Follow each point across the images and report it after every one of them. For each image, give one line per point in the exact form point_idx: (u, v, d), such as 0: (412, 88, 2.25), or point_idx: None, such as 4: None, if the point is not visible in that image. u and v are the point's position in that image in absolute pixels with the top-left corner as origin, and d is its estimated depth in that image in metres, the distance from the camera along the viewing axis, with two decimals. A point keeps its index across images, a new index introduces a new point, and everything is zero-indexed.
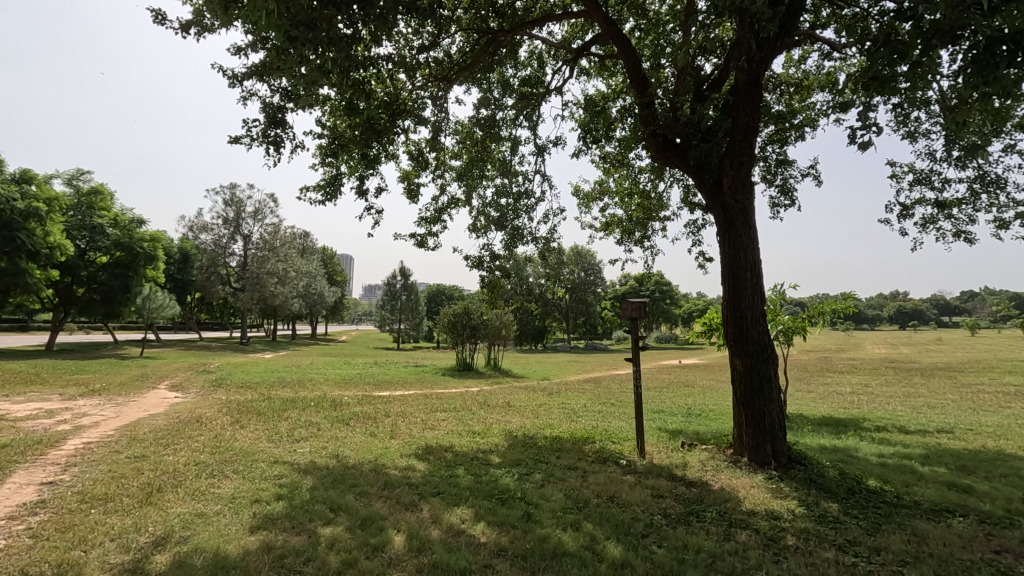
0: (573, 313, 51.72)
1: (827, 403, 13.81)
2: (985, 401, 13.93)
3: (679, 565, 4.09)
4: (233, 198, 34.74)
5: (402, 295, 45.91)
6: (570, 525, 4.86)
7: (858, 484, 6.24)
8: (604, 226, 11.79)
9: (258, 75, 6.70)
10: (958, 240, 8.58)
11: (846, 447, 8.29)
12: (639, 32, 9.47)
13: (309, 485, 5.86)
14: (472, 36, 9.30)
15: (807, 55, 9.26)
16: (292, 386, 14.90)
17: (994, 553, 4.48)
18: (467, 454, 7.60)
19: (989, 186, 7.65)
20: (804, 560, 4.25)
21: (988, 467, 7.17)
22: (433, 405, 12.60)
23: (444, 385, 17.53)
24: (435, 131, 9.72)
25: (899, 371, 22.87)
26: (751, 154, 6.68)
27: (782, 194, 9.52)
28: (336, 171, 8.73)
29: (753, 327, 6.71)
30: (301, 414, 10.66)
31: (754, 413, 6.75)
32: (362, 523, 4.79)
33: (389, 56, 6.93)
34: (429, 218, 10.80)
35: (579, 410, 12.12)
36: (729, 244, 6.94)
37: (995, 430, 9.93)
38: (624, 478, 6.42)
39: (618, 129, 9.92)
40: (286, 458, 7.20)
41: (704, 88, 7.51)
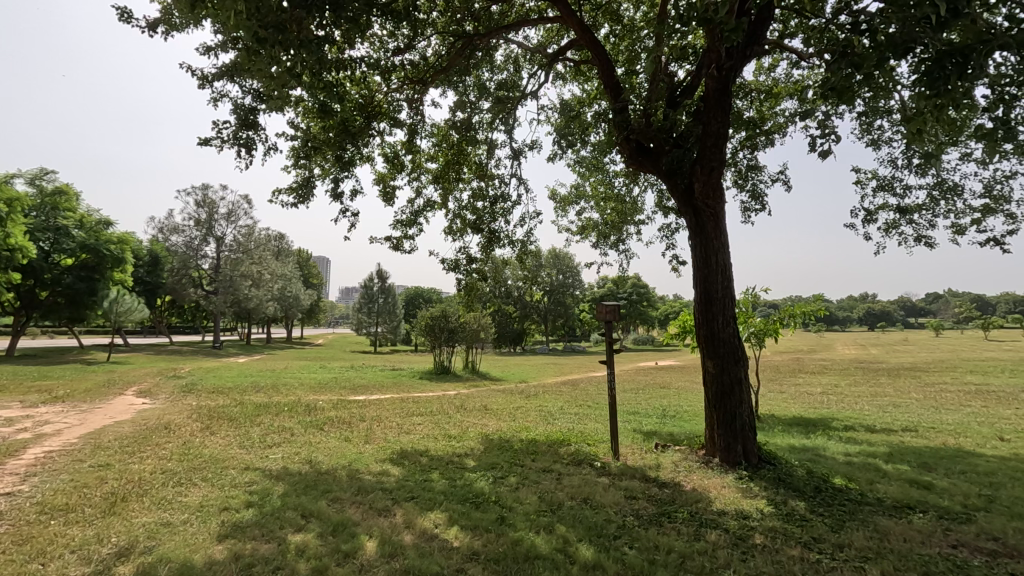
0: (551, 315, 52.08)
1: (797, 404, 14.09)
2: (948, 400, 14.41)
3: (650, 566, 4.15)
4: (205, 199, 34.05)
5: (379, 298, 45.73)
6: (544, 527, 4.89)
7: (824, 483, 6.40)
8: (580, 230, 11.90)
9: (228, 75, 6.59)
10: (919, 244, 8.87)
11: (814, 447, 8.47)
12: (613, 38, 9.56)
13: (281, 492, 5.77)
14: (447, 39, 9.29)
15: (776, 63, 9.45)
16: (266, 391, 14.61)
17: (951, 547, 4.65)
18: (443, 458, 7.58)
19: (947, 193, 7.92)
20: (771, 558, 4.34)
21: (948, 464, 7.42)
22: (409, 409, 12.51)
23: (420, 389, 17.45)
24: (410, 133, 9.69)
25: (867, 371, 23.57)
26: (722, 160, 6.83)
27: (753, 199, 9.71)
28: (309, 173, 8.64)
29: (725, 329, 6.83)
30: (275, 419, 10.51)
31: (726, 413, 6.87)
32: (334, 529, 4.75)
33: (363, 58, 6.91)
34: (404, 221, 10.78)
35: (555, 412, 12.14)
36: (700, 248, 7.06)
37: (955, 428, 10.28)
38: (599, 479, 6.48)
39: (592, 134, 10.03)
40: (257, 464, 7.07)
41: (677, 94, 7.60)
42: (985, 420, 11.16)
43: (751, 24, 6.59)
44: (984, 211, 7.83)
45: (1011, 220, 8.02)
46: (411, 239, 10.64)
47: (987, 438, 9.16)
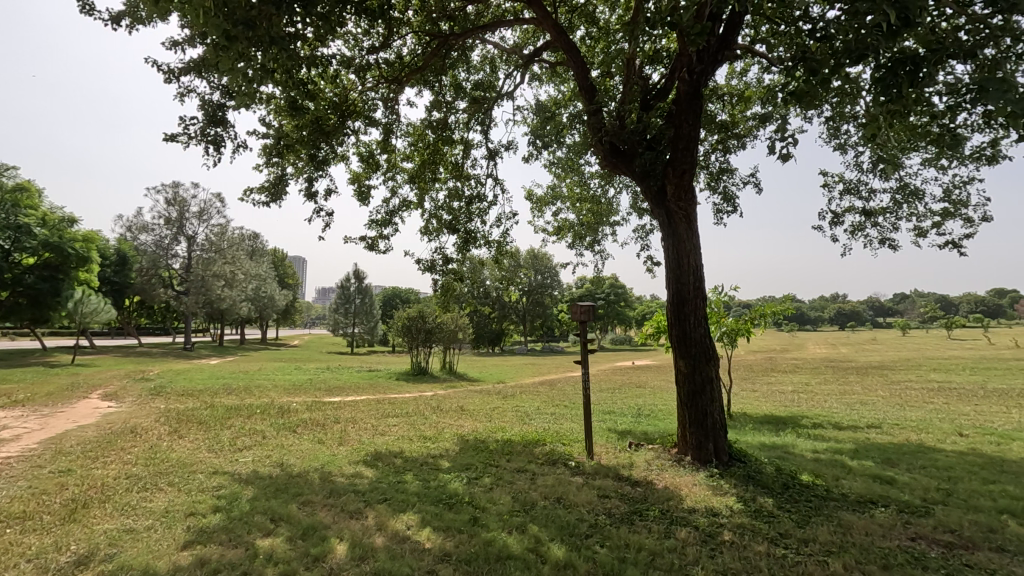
0: (530, 316, 52.18)
1: (769, 402, 14.36)
2: (912, 397, 14.88)
3: (620, 564, 4.18)
4: (175, 198, 33.24)
5: (356, 299, 45.35)
6: (517, 527, 4.90)
7: (792, 479, 6.53)
8: (556, 230, 11.99)
9: (196, 70, 6.43)
10: (883, 247, 9.12)
11: (784, 444, 8.66)
12: (589, 40, 9.61)
13: (250, 495, 5.68)
14: (423, 38, 9.24)
15: (748, 68, 9.64)
16: (238, 393, 14.36)
17: (910, 540, 4.79)
18: (417, 459, 7.54)
19: (909, 197, 8.18)
20: (738, 554, 4.42)
21: (910, 459, 7.66)
22: (385, 410, 12.41)
23: (397, 390, 17.36)
24: (386, 133, 9.62)
25: (838, 369, 24.17)
26: (693, 163, 6.94)
27: (725, 202, 9.87)
28: (282, 172, 8.51)
29: (697, 329, 6.93)
30: (245, 421, 10.32)
31: (697, 412, 6.98)
32: (304, 533, 4.69)
33: (336, 56, 6.82)
34: (380, 220, 10.69)
35: (532, 413, 12.19)
36: (673, 248, 7.15)
37: (917, 424, 10.61)
38: (572, 479, 6.52)
39: (567, 136, 10.10)
40: (226, 468, 6.94)
41: (650, 97, 7.73)
42: (946, 416, 11.55)
43: (722, 29, 6.70)
44: (944, 215, 8.09)
45: (969, 224, 8.30)
46: (386, 240, 10.56)
47: (947, 434, 9.48)
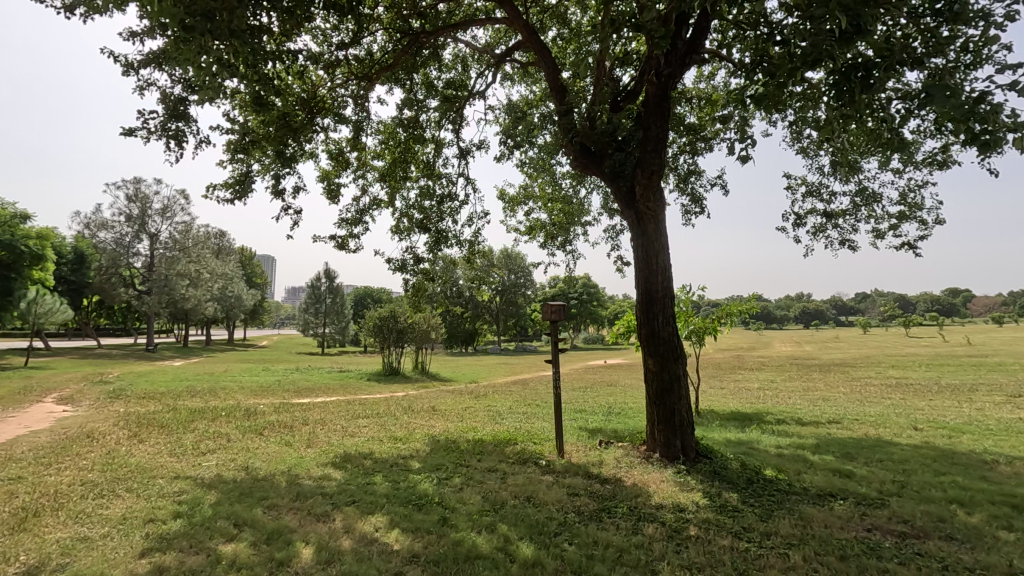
0: (503, 315, 52.21)
1: (736, 399, 14.69)
2: (871, 393, 15.43)
3: (588, 561, 4.22)
4: (137, 194, 32.16)
5: (327, 299, 44.75)
6: (486, 527, 4.90)
7: (756, 474, 6.70)
8: (528, 230, 12.04)
9: (157, 63, 6.23)
10: (843, 248, 9.43)
11: (749, 440, 8.87)
12: (560, 40, 9.65)
13: (213, 500, 5.53)
14: (394, 35, 9.15)
15: (715, 72, 9.82)
16: (203, 395, 13.99)
17: (866, 531, 4.95)
18: (387, 460, 7.46)
19: (868, 200, 8.47)
20: (703, 549, 4.50)
21: (868, 453, 7.93)
22: (355, 411, 12.24)
23: (368, 390, 17.16)
24: (356, 130, 9.50)
25: (801, 367, 24.87)
26: (661, 164, 7.02)
27: (693, 202, 10.04)
28: (247, 169, 8.32)
29: (665, 328, 7.03)
30: (210, 424, 10.06)
31: (665, 410, 7.09)
32: (269, 537, 4.59)
33: (303, 51, 6.70)
34: (350, 219, 10.56)
35: (504, 412, 12.21)
36: (642, 248, 7.23)
37: (876, 419, 11.00)
38: (543, 478, 6.54)
39: (539, 136, 10.14)
40: (189, 472, 6.75)
41: (619, 99, 7.84)
42: (902, 411, 12.00)
43: (690, 33, 6.83)
44: (900, 217, 8.40)
45: (924, 226, 8.64)
46: (357, 239, 10.44)
47: (903, 428, 9.86)
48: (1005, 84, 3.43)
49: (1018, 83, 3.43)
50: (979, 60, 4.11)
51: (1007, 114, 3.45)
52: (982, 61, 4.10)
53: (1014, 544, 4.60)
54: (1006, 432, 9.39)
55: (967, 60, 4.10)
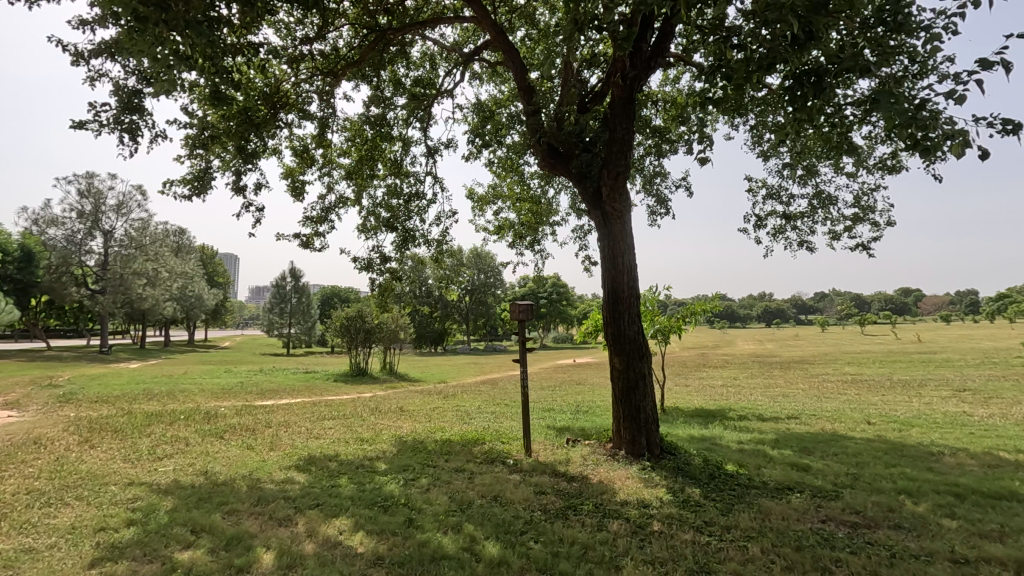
0: (473, 315, 52.05)
1: (700, 396, 14.99)
2: (828, 389, 16.00)
3: (553, 559, 4.25)
4: (90, 189, 30.89)
5: (292, 298, 43.89)
6: (452, 527, 4.88)
7: (717, 469, 6.87)
8: (497, 229, 12.06)
9: (109, 53, 5.99)
10: (801, 249, 9.75)
11: (712, 436, 9.08)
12: (529, 41, 9.67)
13: (169, 507, 5.36)
14: (360, 31, 9.02)
15: (681, 76, 10.00)
16: (160, 398, 13.51)
17: (821, 523, 5.13)
18: (353, 462, 7.36)
19: (824, 203, 8.77)
20: (665, 544, 4.59)
21: (824, 447, 8.22)
22: (320, 413, 12.03)
23: (334, 391, 16.87)
24: (321, 127, 9.34)
25: (762, 364, 25.60)
26: (627, 165, 7.11)
27: (659, 204, 10.21)
28: (206, 165, 8.08)
29: (631, 328, 7.12)
30: (167, 429, 9.72)
31: (630, 407, 7.19)
32: (228, 543, 4.47)
33: (265, 45, 6.54)
34: (315, 217, 10.37)
35: (472, 412, 12.17)
36: (609, 248, 7.33)
37: (832, 414, 11.40)
38: (510, 477, 6.56)
39: (507, 135, 10.15)
40: (144, 478, 6.53)
41: (587, 101, 7.92)
42: (857, 406, 12.47)
43: (655, 37, 6.95)
44: (854, 220, 8.73)
45: (876, 228, 9.01)
46: (322, 237, 10.25)
47: (857, 422, 10.26)
48: (946, 92, 3.59)
49: (957, 91, 3.61)
50: (924, 69, 4.31)
51: (948, 121, 3.61)
52: (926, 70, 4.30)
53: (956, 530, 4.85)
54: (952, 424, 9.88)
55: (913, 70, 4.29)
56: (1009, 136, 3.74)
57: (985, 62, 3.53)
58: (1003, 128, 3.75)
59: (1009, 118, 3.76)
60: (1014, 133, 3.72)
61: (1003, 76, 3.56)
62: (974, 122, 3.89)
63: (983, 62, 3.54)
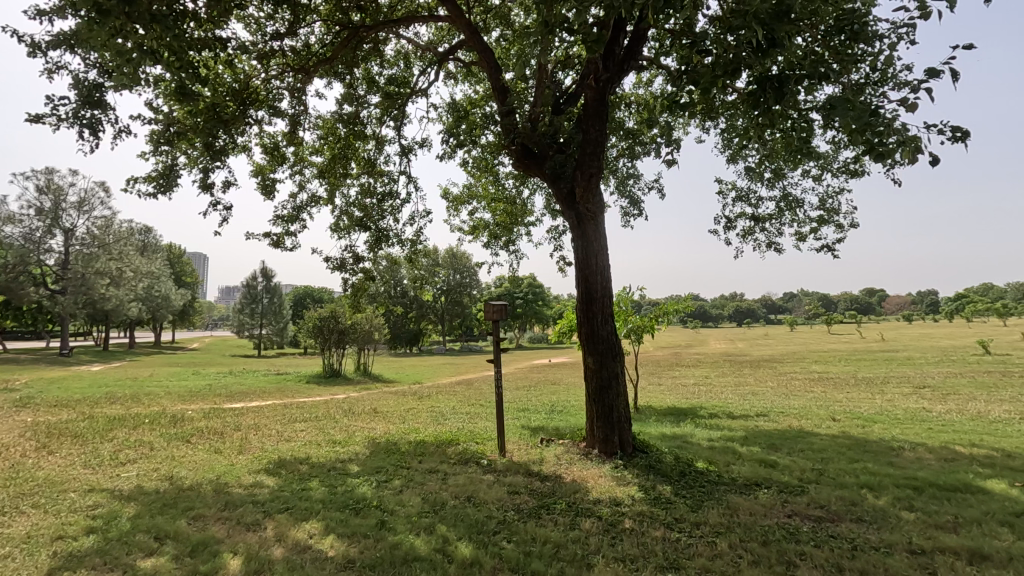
0: (448, 315, 51.77)
1: (673, 395, 15.21)
2: (796, 387, 16.39)
3: (525, 558, 4.27)
4: (49, 185, 29.77)
5: (264, 298, 43.06)
6: (424, 529, 4.85)
7: (688, 467, 6.99)
8: (471, 230, 12.03)
9: (68, 46, 5.77)
10: (769, 251, 9.97)
11: (683, 434, 9.22)
12: (504, 41, 9.67)
13: (132, 513, 5.20)
14: (333, 28, 8.89)
15: (653, 78, 10.14)
16: (124, 402, 13.10)
17: (787, 517, 5.25)
18: (324, 465, 7.25)
19: (791, 205, 9.00)
20: (636, 541, 4.64)
21: (791, 444, 8.42)
22: (292, 415, 11.82)
23: (307, 393, 16.61)
24: (292, 125, 9.17)
25: (733, 364, 26.12)
26: (600, 166, 7.17)
27: (632, 206, 10.33)
28: (172, 161, 7.87)
29: (604, 328, 7.18)
30: (131, 433, 9.43)
31: (604, 406, 7.25)
32: (193, 550, 4.36)
33: (234, 40, 6.39)
34: (286, 216, 10.19)
35: (447, 413, 12.12)
36: (582, 249, 7.38)
37: (799, 411, 11.70)
38: (484, 477, 6.55)
39: (482, 135, 10.14)
40: (105, 484, 6.32)
41: (561, 102, 7.97)
42: (823, 403, 12.82)
43: (628, 40, 7.04)
44: (820, 222, 8.97)
45: (841, 230, 9.26)
46: (293, 237, 10.08)
47: (822, 419, 10.54)
48: (899, 100, 3.74)
49: (910, 99, 3.75)
50: (883, 77, 4.46)
51: (901, 127, 3.75)
52: (887, 78, 4.45)
53: (914, 522, 5.02)
54: (911, 420, 10.23)
55: (874, 77, 4.44)
56: (959, 143, 3.89)
57: (936, 71, 3.68)
58: (953, 135, 3.91)
59: (958, 125, 3.91)
60: (962, 140, 3.88)
61: (952, 85, 3.71)
62: (927, 129, 4.04)
63: (933, 71, 3.69)
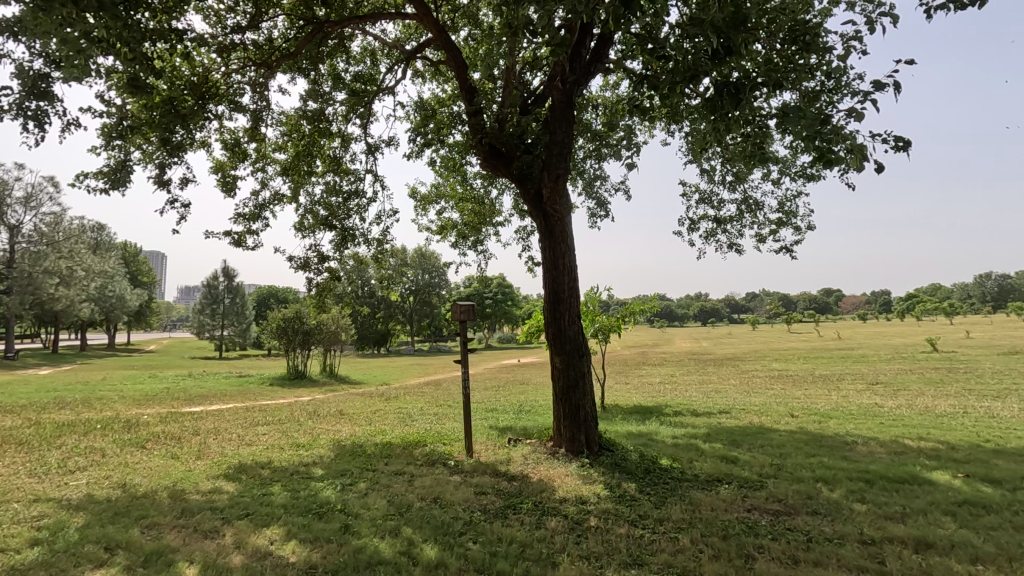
0: (417, 315, 51.31)
1: (639, 393, 15.43)
2: (758, 385, 16.86)
3: (491, 558, 4.27)
4: None
5: (225, 298, 41.81)
6: (389, 532, 4.79)
7: (652, 464, 7.10)
8: (439, 229, 11.95)
9: (10, 34, 5.48)
10: (731, 252, 10.21)
11: (649, 432, 9.37)
12: (472, 41, 9.65)
13: (80, 523, 4.98)
14: (297, 22, 8.71)
15: (619, 81, 10.28)
16: (74, 407, 12.53)
17: (746, 512, 5.39)
18: (287, 469, 7.10)
19: (751, 208, 9.24)
20: (601, 538, 4.70)
21: (751, 440, 8.66)
22: (254, 419, 11.52)
23: (270, 396, 16.20)
24: (254, 120, 8.94)
25: (698, 362, 26.71)
26: (566, 167, 7.22)
27: (599, 207, 10.44)
28: (125, 157, 7.57)
29: (571, 328, 7.23)
30: (81, 439, 9.02)
31: (571, 405, 7.31)
32: (146, 560, 4.21)
33: (191, 32, 6.18)
34: (247, 214, 9.93)
35: (414, 414, 12.03)
36: (549, 250, 7.41)
37: (760, 408, 12.02)
38: (450, 478, 6.52)
39: (450, 135, 10.08)
40: (52, 494, 6.03)
41: (529, 103, 8.01)
42: (783, 400, 13.21)
43: (594, 44, 7.12)
44: (778, 224, 9.24)
45: (799, 232, 9.56)
46: (255, 235, 9.82)
47: (781, 416, 10.85)
48: (847, 110, 3.90)
49: (857, 110, 3.91)
50: (836, 86, 4.63)
51: (850, 135, 3.90)
52: (839, 87, 4.62)
53: (865, 513, 5.22)
54: (864, 416, 10.63)
55: (826, 86, 4.60)
56: (900, 152, 4.08)
57: (882, 83, 3.85)
58: (896, 144, 4.10)
59: (901, 136, 4.10)
60: (904, 150, 4.07)
61: (895, 97, 3.90)
62: (872, 138, 4.23)
63: (878, 83, 3.87)
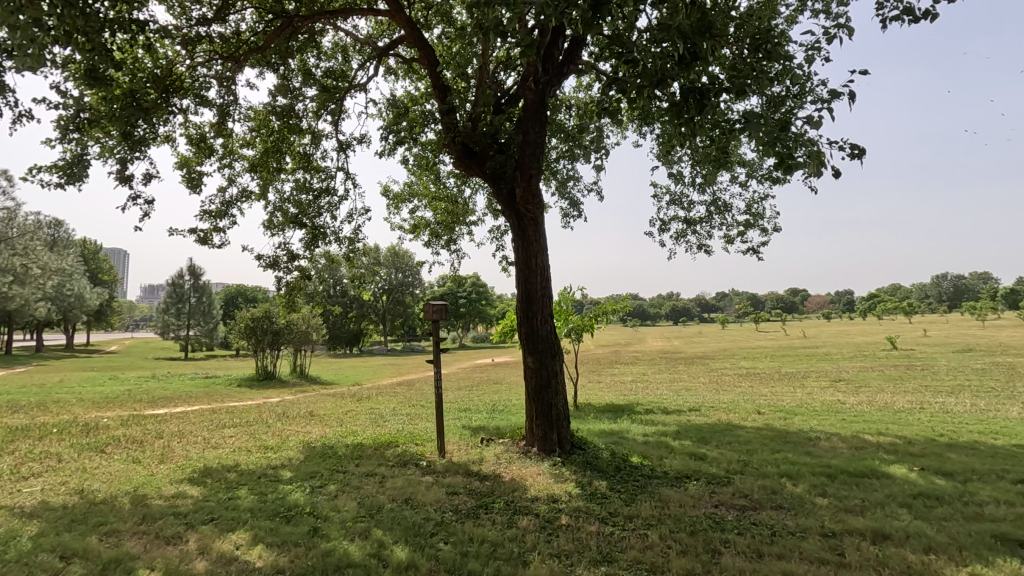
0: (390, 314, 50.78)
1: (612, 392, 15.59)
2: (726, 382, 17.21)
3: (462, 558, 4.25)
4: None
5: (191, 297, 40.66)
6: (359, 534, 4.74)
7: (623, 462, 7.18)
8: (411, 228, 11.85)
9: None
10: (700, 252, 10.40)
11: (620, 430, 9.47)
12: (445, 38, 9.59)
13: (34, 532, 4.78)
14: (266, 16, 8.55)
15: (592, 83, 10.37)
16: (28, 411, 12.03)
17: (713, 507, 5.51)
18: (254, 472, 6.95)
19: (720, 210, 9.43)
20: (571, 536, 4.74)
21: (719, 437, 8.83)
22: (220, 421, 11.24)
23: (237, 397, 15.82)
24: (220, 115, 8.73)
25: (669, 361, 27.13)
26: (539, 167, 7.25)
27: (573, 207, 10.50)
28: (82, 151, 7.30)
29: (543, 327, 7.26)
30: (36, 444, 8.66)
31: (543, 405, 7.34)
32: (104, 568, 4.07)
33: (153, 23, 5.99)
34: (214, 211, 9.68)
35: (386, 414, 11.89)
36: (522, 249, 7.43)
37: (728, 406, 12.27)
38: (422, 479, 6.49)
39: (422, 133, 10.01)
40: (3, 501, 5.78)
41: (501, 103, 8.00)
42: (750, 398, 13.51)
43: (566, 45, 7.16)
44: (746, 225, 9.46)
45: (765, 233, 9.80)
46: (221, 233, 9.58)
47: (748, 413, 11.10)
48: (807, 118, 4.01)
49: (815, 117, 4.03)
50: (798, 93, 4.74)
51: (808, 142, 4.01)
52: (800, 94, 4.73)
53: (827, 507, 5.38)
54: (827, 412, 10.94)
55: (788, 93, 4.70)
56: (856, 160, 4.22)
57: (839, 92, 3.97)
58: (852, 152, 4.23)
59: (856, 144, 4.24)
60: (859, 157, 4.21)
61: (851, 106, 4.02)
62: (830, 144, 4.37)
63: (835, 92, 3.99)
